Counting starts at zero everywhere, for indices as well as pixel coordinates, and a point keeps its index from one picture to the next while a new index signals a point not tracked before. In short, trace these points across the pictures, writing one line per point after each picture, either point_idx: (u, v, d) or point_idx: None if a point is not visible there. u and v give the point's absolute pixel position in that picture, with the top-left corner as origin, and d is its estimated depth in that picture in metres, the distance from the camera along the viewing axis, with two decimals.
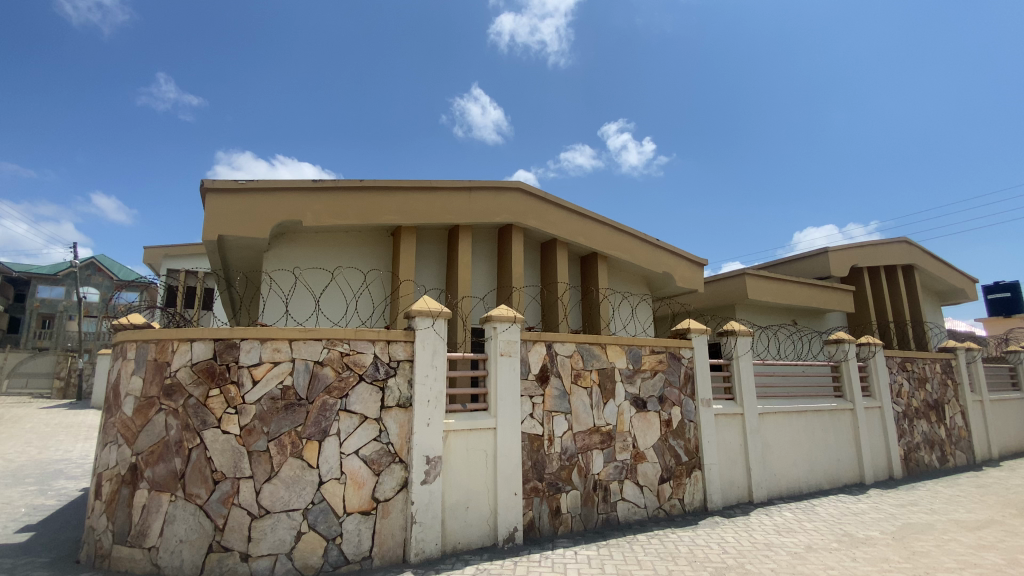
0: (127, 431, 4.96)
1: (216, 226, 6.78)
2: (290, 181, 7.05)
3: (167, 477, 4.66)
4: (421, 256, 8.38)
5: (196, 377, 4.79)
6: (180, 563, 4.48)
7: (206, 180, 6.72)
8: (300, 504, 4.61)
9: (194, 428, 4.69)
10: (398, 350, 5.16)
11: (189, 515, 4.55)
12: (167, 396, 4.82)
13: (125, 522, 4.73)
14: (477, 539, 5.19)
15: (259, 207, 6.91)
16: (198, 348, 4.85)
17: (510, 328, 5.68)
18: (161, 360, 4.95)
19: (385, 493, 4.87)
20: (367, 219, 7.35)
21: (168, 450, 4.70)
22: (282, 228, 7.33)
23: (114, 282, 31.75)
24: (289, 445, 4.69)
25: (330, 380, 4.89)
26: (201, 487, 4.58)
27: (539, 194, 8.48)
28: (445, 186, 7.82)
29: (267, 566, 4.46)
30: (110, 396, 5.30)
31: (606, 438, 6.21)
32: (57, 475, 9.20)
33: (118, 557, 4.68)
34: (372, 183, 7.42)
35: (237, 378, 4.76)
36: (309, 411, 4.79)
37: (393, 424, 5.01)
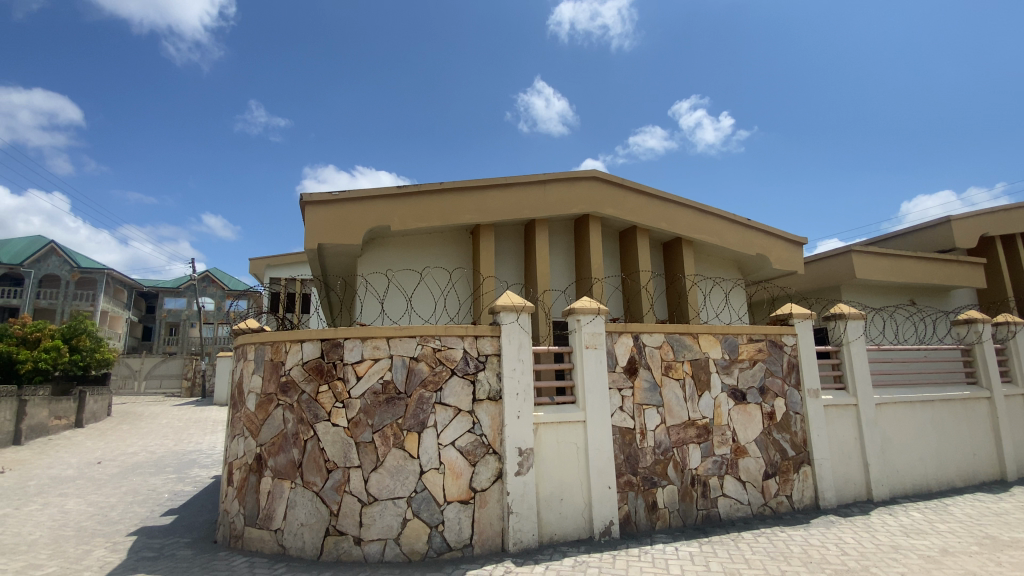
0: (252, 424, 5.49)
1: (314, 236, 7.25)
2: (377, 189, 7.40)
3: (287, 465, 5.10)
4: (501, 252, 8.49)
5: (307, 374, 5.20)
6: (302, 544, 4.88)
7: (305, 194, 7.20)
8: (404, 492, 4.85)
9: (308, 421, 5.10)
10: (486, 344, 5.26)
11: (307, 500, 4.94)
12: (283, 392, 5.27)
13: (254, 506, 5.24)
14: (573, 531, 5.18)
15: (350, 215, 7.32)
16: (307, 347, 5.25)
17: (596, 320, 5.60)
18: (277, 359, 5.42)
19: (481, 483, 4.99)
20: (448, 220, 7.56)
21: (287, 442, 5.14)
22: (372, 234, 7.74)
23: (226, 292, 35.41)
24: (391, 436, 4.95)
25: (425, 374, 5.09)
26: (317, 475, 4.96)
27: (616, 182, 8.26)
28: (522, 181, 7.85)
29: (378, 550, 4.74)
30: (236, 393, 5.90)
31: (703, 432, 5.94)
32: (191, 465, 10.43)
33: (250, 538, 5.20)
34: (451, 185, 7.61)
35: (342, 374, 5.10)
36: (408, 404, 5.02)
37: (485, 417, 5.11)
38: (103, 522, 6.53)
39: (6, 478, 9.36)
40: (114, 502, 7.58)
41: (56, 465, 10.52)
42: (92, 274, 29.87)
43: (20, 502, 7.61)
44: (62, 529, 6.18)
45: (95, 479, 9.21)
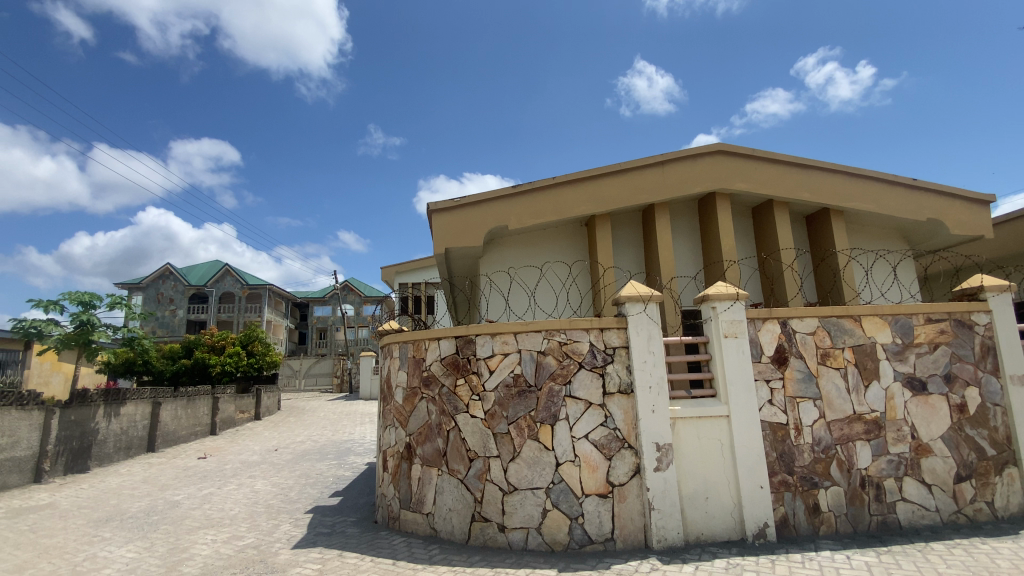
0: (400, 415, 6.00)
1: (441, 242, 7.72)
2: (494, 191, 7.64)
3: (433, 454, 5.48)
4: (620, 241, 8.26)
5: (445, 369, 5.55)
6: (452, 528, 5.21)
7: (430, 203, 7.69)
8: (542, 483, 4.93)
9: (449, 413, 5.43)
10: (613, 337, 5.14)
11: (453, 487, 5.27)
12: (426, 386, 5.69)
13: (407, 491, 5.72)
14: (722, 531, 4.87)
15: (472, 219, 7.64)
16: (444, 344, 5.60)
17: (733, 307, 5.19)
18: (418, 356, 5.87)
19: (619, 477, 4.89)
20: (565, 213, 7.55)
21: (432, 432, 5.53)
22: (492, 235, 8.04)
23: (363, 298, 39.40)
24: (525, 428, 5.05)
25: (553, 368, 5.12)
26: (460, 464, 5.26)
27: (744, 153, 7.61)
28: (639, 165, 7.55)
29: (521, 538, 4.88)
30: (385, 388, 6.49)
31: (872, 428, 5.22)
32: (348, 452, 11.78)
33: (405, 520, 5.69)
34: (566, 178, 7.58)
35: (476, 368, 5.35)
36: (539, 397, 5.08)
37: (618, 410, 5.00)
38: (285, 500, 7.63)
39: (211, 461, 11.39)
40: (292, 483, 8.84)
41: (245, 452, 12.54)
42: (258, 289, 35.06)
43: (223, 482, 9.20)
44: (256, 506, 7.34)
45: (275, 464, 10.82)
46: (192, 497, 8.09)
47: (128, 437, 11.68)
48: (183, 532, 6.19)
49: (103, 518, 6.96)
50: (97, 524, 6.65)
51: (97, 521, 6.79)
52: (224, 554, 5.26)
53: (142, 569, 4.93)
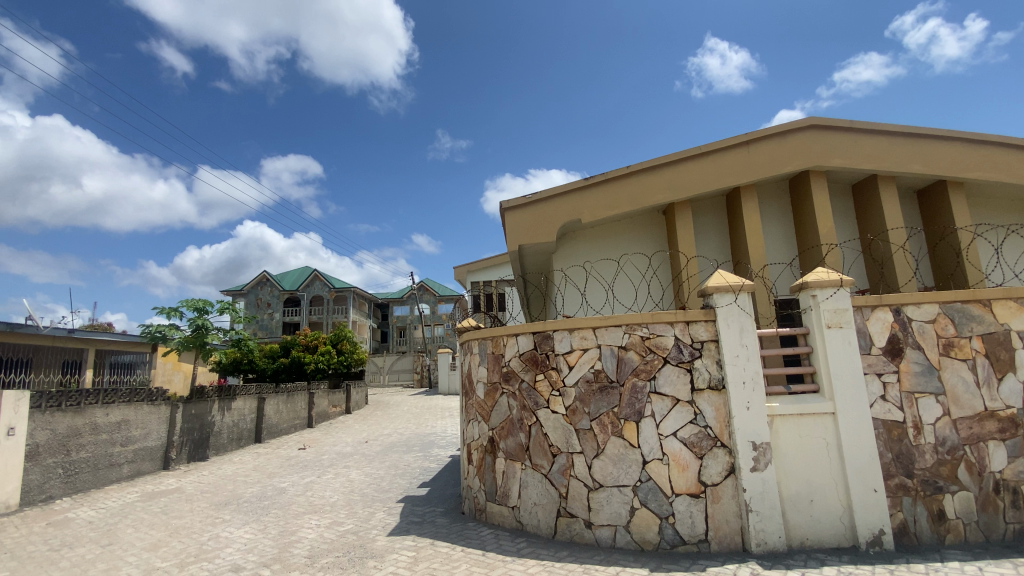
0: (482, 410, 6.13)
1: (515, 239, 7.78)
2: (567, 184, 7.55)
3: (516, 448, 5.54)
4: (701, 229, 7.88)
5: (525, 364, 5.59)
6: (538, 522, 5.23)
7: (503, 201, 7.76)
8: (629, 481, 4.80)
9: (530, 408, 5.46)
10: (700, 330, 4.90)
11: (538, 482, 5.29)
12: (506, 381, 5.76)
13: (492, 484, 5.83)
14: (830, 537, 4.51)
15: (544, 214, 7.63)
16: (522, 341, 5.65)
17: (836, 295, 4.76)
18: (497, 352, 5.96)
19: (712, 477, 4.67)
20: (641, 203, 7.32)
21: (514, 426, 5.59)
22: (565, 229, 7.98)
23: (437, 297, 40.77)
24: (609, 425, 4.95)
25: (636, 363, 4.98)
26: (543, 459, 5.27)
27: (840, 126, 6.97)
28: (720, 148, 7.14)
29: (609, 536, 4.80)
30: (466, 383, 6.66)
31: (1007, 427, 4.61)
32: (432, 445, 12.26)
33: (492, 512, 5.79)
34: (640, 167, 7.34)
35: (556, 364, 5.33)
36: (622, 393, 4.96)
37: (708, 407, 4.76)
38: (378, 490, 8.07)
39: (310, 452, 12.32)
40: (382, 474, 9.35)
41: (339, 443, 13.45)
42: (343, 292, 37.42)
43: (322, 471, 9.92)
44: (352, 494, 7.83)
45: (366, 455, 11.49)
46: (296, 485, 8.80)
47: (239, 429, 12.94)
48: (290, 516, 6.74)
49: (222, 501, 7.75)
50: (218, 507, 7.42)
51: (218, 504, 7.57)
52: (327, 538, 5.66)
53: (258, 549, 5.42)
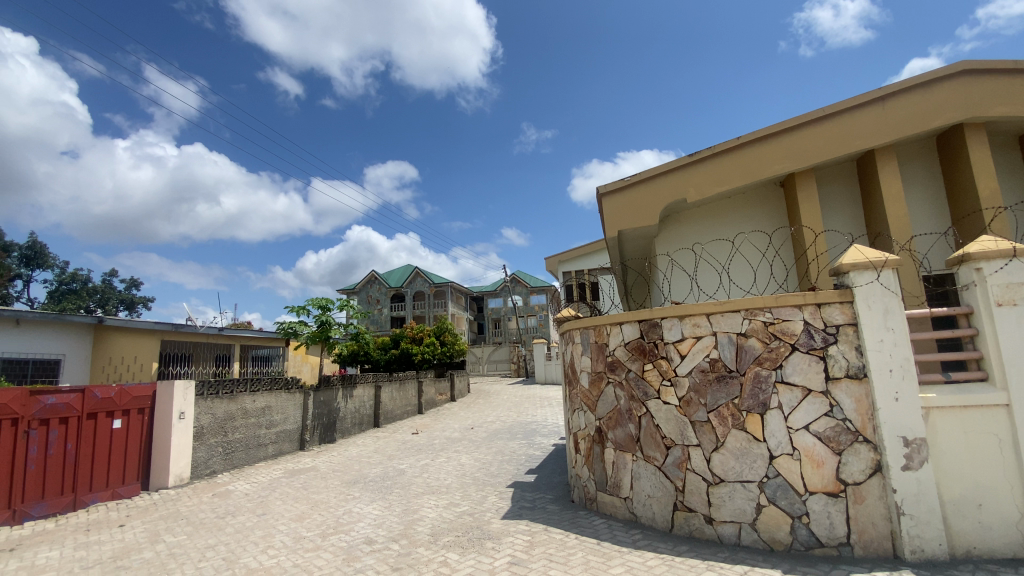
0: (588, 399, 6.06)
1: (615, 224, 7.59)
2: (669, 163, 7.20)
3: (626, 439, 5.39)
4: (825, 202, 7.10)
5: (631, 354, 5.43)
6: (653, 515, 5.07)
7: (601, 186, 7.59)
8: (754, 477, 4.47)
9: (639, 399, 5.30)
10: (834, 314, 4.41)
11: (651, 474, 5.10)
12: (612, 370, 5.65)
13: (602, 474, 5.73)
14: (1005, 548, 3.88)
15: (646, 195, 7.34)
16: (627, 329, 5.50)
17: (1009, 268, 4.03)
18: (601, 342, 5.86)
19: (853, 475, 4.20)
20: (754, 176, 6.75)
21: (623, 417, 5.46)
22: (668, 210, 7.66)
23: (530, 289, 41.17)
24: (729, 417, 4.65)
25: (758, 351, 4.61)
26: (656, 451, 5.07)
27: (1002, 68, 5.90)
28: (849, 107, 6.34)
29: (733, 533, 4.53)
30: (569, 372, 6.65)
31: None
32: (535, 433, 12.46)
33: (602, 502, 5.71)
34: (753, 137, 6.76)
35: (665, 353, 5.12)
36: (743, 383, 4.63)
37: (847, 398, 4.29)
38: (488, 474, 8.37)
39: (422, 437, 13.12)
40: (490, 459, 9.69)
41: (447, 429, 14.17)
42: (441, 286, 39.25)
43: (434, 455, 10.52)
44: (465, 478, 8.21)
45: (473, 441, 11.98)
46: (413, 467, 9.43)
47: (360, 415, 14.15)
48: (411, 496, 7.22)
49: (351, 480, 8.53)
50: (348, 485, 8.17)
51: (348, 483, 8.34)
52: (446, 517, 5.98)
53: (386, 525, 5.88)
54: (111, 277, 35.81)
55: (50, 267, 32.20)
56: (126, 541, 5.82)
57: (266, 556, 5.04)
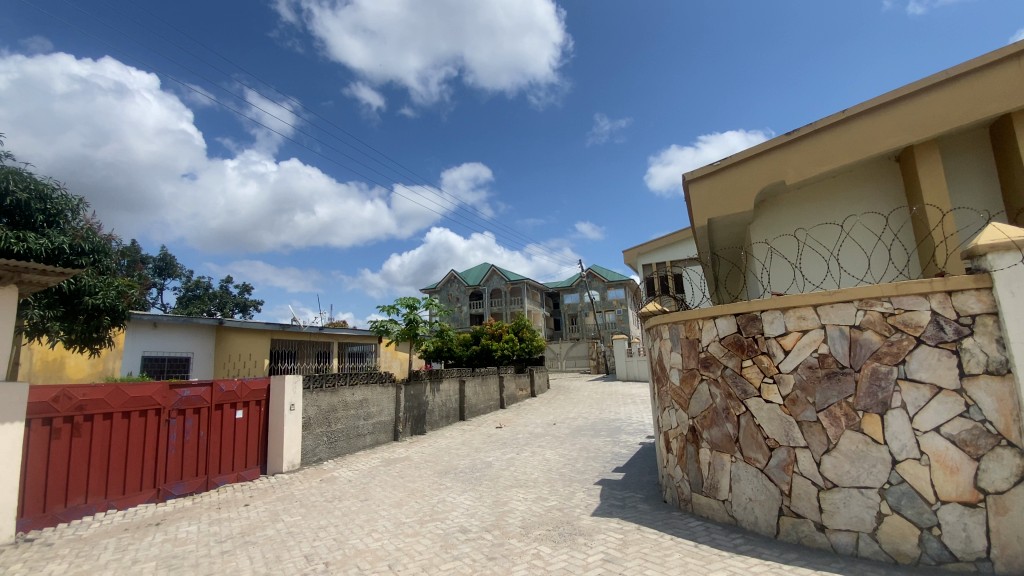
0: (679, 397, 5.82)
1: (704, 213, 7.23)
2: (761, 144, 6.74)
3: (723, 439, 5.12)
4: (950, 175, 6.29)
5: (727, 350, 5.17)
6: (756, 519, 4.78)
7: (687, 172, 7.27)
8: (873, 483, 4.08)
9: (737, 397, 5.03)
10: (970, 302, 3.90)
11: (752, 476, 4.82)
12: (705, 367, 5.39)
13: (697, 474, 5.49)
14: None
15: (738, 180, 6.93)
16: (722, 323, 5.24)
17: None
18: (692, 337, 5.62)
19: (995, 484, 3.71)
20: (862, 153, 6.12)
21: (719, 416, 5.18)
22: (764, 193, 7.18)
23: (607, 283, 40.40)
24: (842, 417, 4.27)
25: (876, 346, 4.19)
26: (758, 452, 4.78)
27: None
28: (980, 66, 5.53)
29: (849, 542, 4.16)
30: (658, 369, 6.44)
31: None
32: (619, 430, 12.24)
33: (698, 504, 5.47)
34: (862, 108, 6.13)
35: (767, 349, 4.81)
36: (859, 380, 4.23)
37: (986, 397, 3.78)
38: (574, 470, 8.36)
39: (506, 431, 13.38)
40: (576, 455, 9.66)
41: (530, 424, 14.31)
42: (517, 283, 39.71)
43: (519, 449, 10.68)
44: (552, 472, 8.26)
45: (556, 436, 12.01)
46: (499, 460, 9.64)
47: (446, 408, 14.69)
48: (501, 488, 7.40)
49: (443, 470, 8.91)
50: (439, 475, 8.54)
51: (439, 473, 8.71)
52: (536, 511, 6.06)
53: (478, 515, 6.08)
54: (227, 283, 40.15)
55: (179, 276, 36.74)
56: (251, 519, 6.51)
57: (371, 539, 5.41)
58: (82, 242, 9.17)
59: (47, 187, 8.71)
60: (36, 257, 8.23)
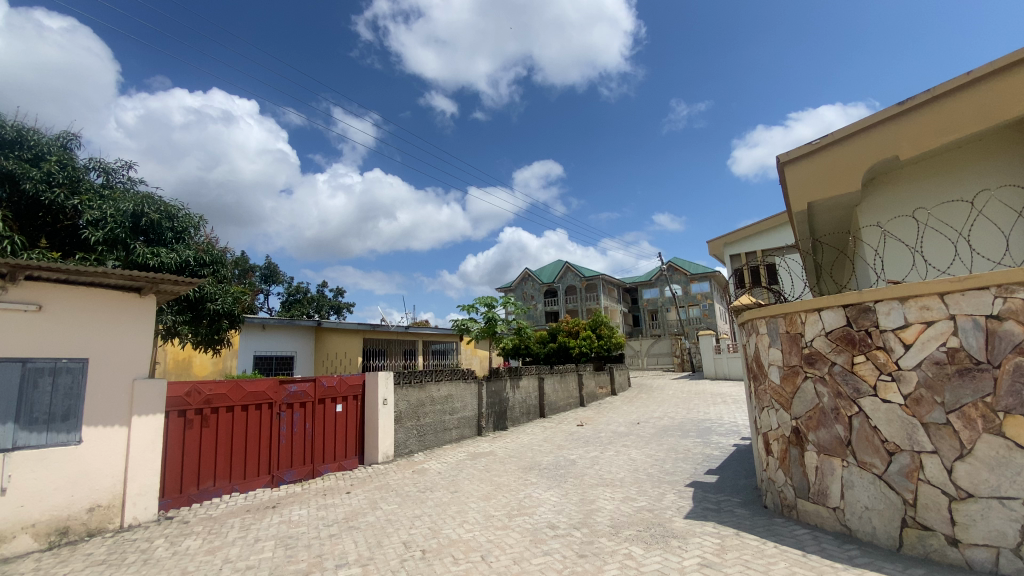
0: (780, 396, 5.43)
1: (802, 197, 6.70)
2: (868, 118, 6.09)
3: (832, 442, 4.71)
4: None
5: (836, 345, 4.74)
6: (873, 530, 4.35)
7: (780, 154, 6.75)
8: (1019, 494, 3.56)
9: (848, 396, 4.60)
10: None
11: (868, 483, 4.39)
12: (810, 364, 4.99)
13: (802, 480, 5.09)
14: None
15: (844, 157, 6.31)
16: (828, 316, 4.82)
17: None
18: (794, 332, 5.22)
19: None
20: (996, 119, 5.31)
21: (827, 417, 4.77)
22: (875, 170, 6.48)
23: (690, 276, 38.63)
24: (979, 419, 3.77)
25: (1019, 337, 3.64)
26: (875, 457, 4.34)
27: None
28: None
29: (988, 560, 3.65)
30: (754, 366, 6.06)
31: None
32: (709, 431, 11.66)
33: (805, 511, 5.07)
34: (995, 66, 5.31)
35: (883, 343, 4.36)
36: (1000, 378, 3.70)
37: None
38: (663, 471, 8.10)
39: (588, 429, 13.25)
40: (663, 456, 9.35)
41: (613, 423, 14.07)
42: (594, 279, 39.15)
43: (603, 448, 10.54)
44: (639, 473, 8.06)
45: (642, 436, 11.70)
46: (583, 458, 9.57)
47: (527, 406, 14.86)
48: (587, 486, 7.35)
49: (527, 466, 9.02)
50: (525, 471, 8.66)
51: (524, 469, 8.83)
52: (625, 511, 5.95)
53: (566, 512, 6.08)
54: (322, 287, 43.41)
55: (282, 282, 40.40)
56: (353, 506, 6.99)
57: (463, 529, 5.61)
58: (204, 254, 10.37)
59: (173, 208, 9.92)
60: (168, 270, 9.40)
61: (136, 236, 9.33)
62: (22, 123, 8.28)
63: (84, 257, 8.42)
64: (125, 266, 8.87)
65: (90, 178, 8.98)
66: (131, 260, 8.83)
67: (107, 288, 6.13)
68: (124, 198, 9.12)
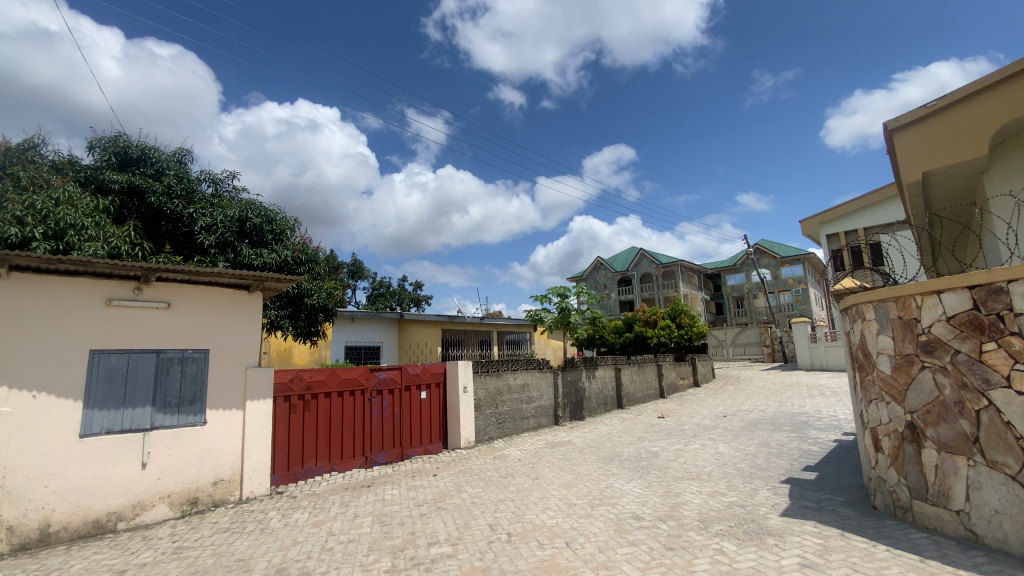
0: (892, 389, 4.94)
1: (915, 168, 5.99)
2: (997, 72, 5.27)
3: (955, 438, 4.23)
4: None
5: (959, 331, 4.24)
6: (1005, 536, 3.86)
7: (887, 121, 6.05)
8: None
9: (975, 388, 4.10)
10: None
11: (999, 484, 3.89)
12: (927, 353, 4.50)
13: (919, 480, 4.61)
14: None
15: (967, 120, 5.55)
16: (950, 299, 4.32)
17: None
18: (908, 317, 4.72)
19: None
20: None
21: (949, 411, 4.29)
22: (1005, 132, 5.69)
23: (779, 259, 35.92)
24: None
25: None
26: (1007, 456, 3.83)
27: None
28: None
29: None
30: (861, 356, 5.54)
31: None
32: (806, 425, 10.86)
33: (922, 513, 4.60)
34: None
35: (1018, 328, 3.81)
36: None
37: None
38: (754, 466, 7.69)
39: (670, 421, 12.84)
40: (754, 451, 8.86)
41: (697, 415, 13.52)
42: (671, 266, 37.66)
43: (687, 440, 10.19)
44: (727, 467, 7.71)
45: (729, 429, 11.15)
46: (666, 450, 9.31)
47: (604, 396, 14.70)
48: (671, 479, 7.14)
49: (607, 456, 8.94)
50: (605, 461, 8.59)
51: (605, 459, 8.77)
52: (714, 506, 5.73)
53: (651, 504, 5.97)
54: (402, 282, 45.47)
55: (367, 278, 42.92)
56: (440, 488, 7.33)
57: (547, 516, 5.70)
58: (300, 254, 11.28)
59: (272, 212, 10.86)
60: (270, 269, 10.33)
61: (242, 239, 10.32)
62: (146, 143, 9.45)
63: (200, 258, 9.46)
64: (234, 267, 9.87)
65: (202, 189, 10.06)
66: (238, 261, 9.81)
67: (222, 287, 6.86)
68: (231, 205, 10.13)
